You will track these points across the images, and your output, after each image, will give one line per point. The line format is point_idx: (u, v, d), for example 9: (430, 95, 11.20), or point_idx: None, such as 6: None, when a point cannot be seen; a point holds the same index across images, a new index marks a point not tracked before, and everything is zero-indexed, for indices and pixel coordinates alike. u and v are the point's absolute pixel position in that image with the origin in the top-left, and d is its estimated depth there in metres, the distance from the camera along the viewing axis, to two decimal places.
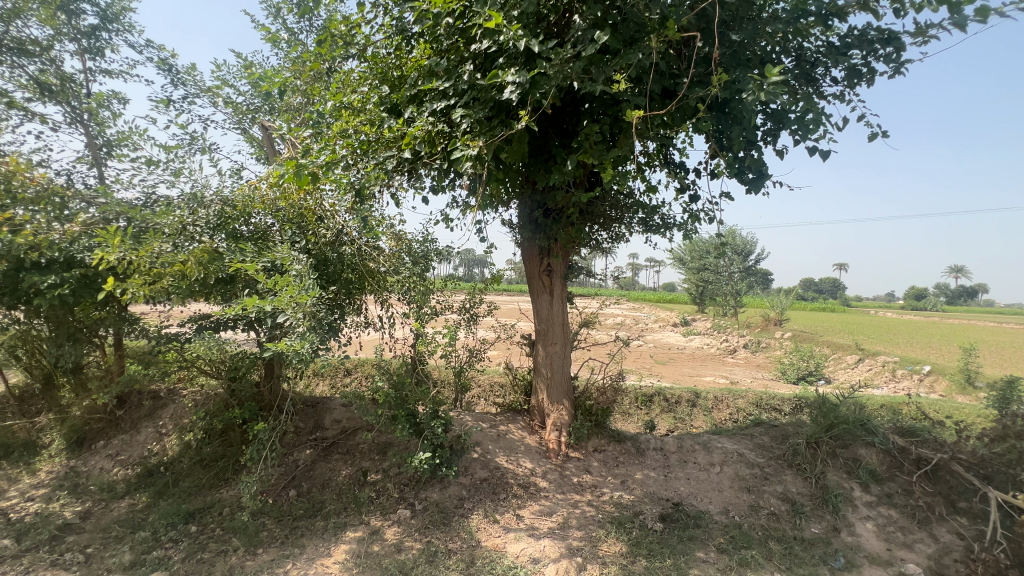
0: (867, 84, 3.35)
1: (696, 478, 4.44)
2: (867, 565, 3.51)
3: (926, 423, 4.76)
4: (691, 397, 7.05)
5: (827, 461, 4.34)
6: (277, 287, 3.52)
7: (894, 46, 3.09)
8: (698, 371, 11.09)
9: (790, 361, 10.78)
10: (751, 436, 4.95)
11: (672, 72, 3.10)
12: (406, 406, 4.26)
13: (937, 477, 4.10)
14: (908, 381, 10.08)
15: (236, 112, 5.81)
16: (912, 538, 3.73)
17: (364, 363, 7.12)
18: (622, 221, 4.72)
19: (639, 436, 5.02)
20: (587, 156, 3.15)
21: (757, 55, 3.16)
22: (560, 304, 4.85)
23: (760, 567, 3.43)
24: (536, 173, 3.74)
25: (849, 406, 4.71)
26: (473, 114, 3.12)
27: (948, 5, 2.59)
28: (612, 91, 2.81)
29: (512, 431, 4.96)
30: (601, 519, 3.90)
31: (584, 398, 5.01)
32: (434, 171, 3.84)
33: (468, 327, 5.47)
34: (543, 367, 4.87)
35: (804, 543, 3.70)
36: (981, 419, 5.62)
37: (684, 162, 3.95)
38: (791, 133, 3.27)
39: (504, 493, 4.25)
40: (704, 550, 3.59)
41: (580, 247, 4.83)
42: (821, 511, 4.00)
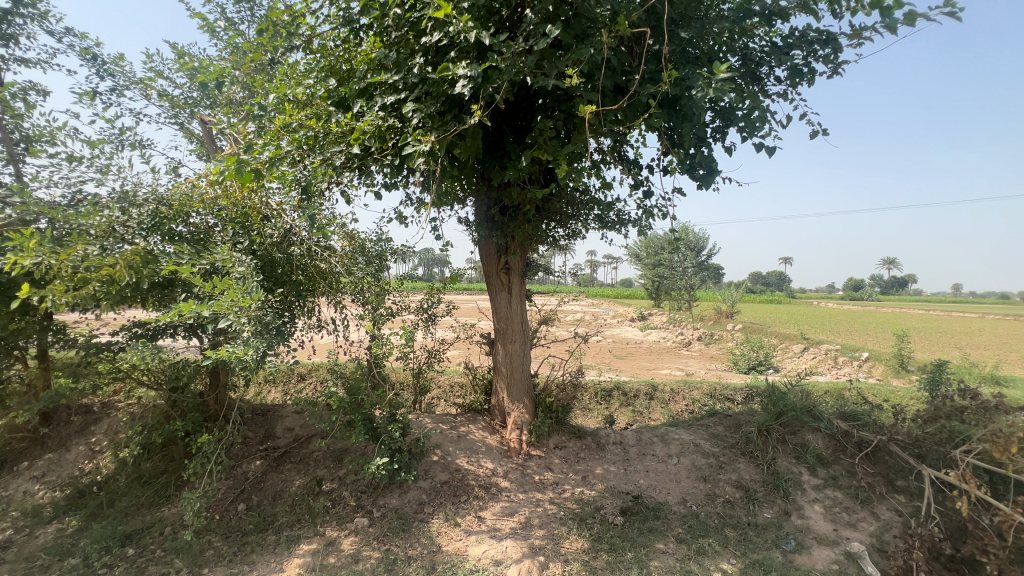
0: (808, 83, 3.49)
1: (654, 470, 4.51)
2: (816, 546, 3.66)
3: (867, 406, 5.02)
4: (649, 390, 7.19)
5: (777, 447, 4.50)
6: (216, 291, 3.31)
7: (831, 48, 3.22)
8: (656, 364, 11.36)
9: (742, 352, 11.20)
10: (707, 426, 5.08)
11: (625, 69, 3.10)
12: (362, 411, 4.14)
13: (877, 458, 4.31)
14: (848, 366, 10.65)
15: (172, 106, 5.46)
16: (856, 517, 3.91)
17: (318, 367, 6.88)
18: (578, 219, 4.72)
19: (599, 431, 5.06)
20: (541, 152, 3.13)
21: (706, 53, 3.22)
22: (519, 301, 4.82)
23: (717, 555, 3.50)
24: (492, 170, 3.69)
25: (796, 393, 4.91)
26: (424, 108, 3.03)
27: (881, 10, 2.76)
28: (565, 86, 2.78)
29: (473, 432, 4.90)
30: (564, 516, 3.89)
31: (545, 395, 5.00)
32: (386, 167, 3.71)
33: (426, 327, 5.36)
34: (502, 365, 4.83)
35: (758, 528, 3.82)
36: (914, 401, 5.99)
37: (637, 159, 3.98)
38: (739, 130, 3.36)
39: (465, 495, 4.17)
40: (663, 541, 3.65)
41: (537, 244, 4.81)
42: (773, 496, 4.14)
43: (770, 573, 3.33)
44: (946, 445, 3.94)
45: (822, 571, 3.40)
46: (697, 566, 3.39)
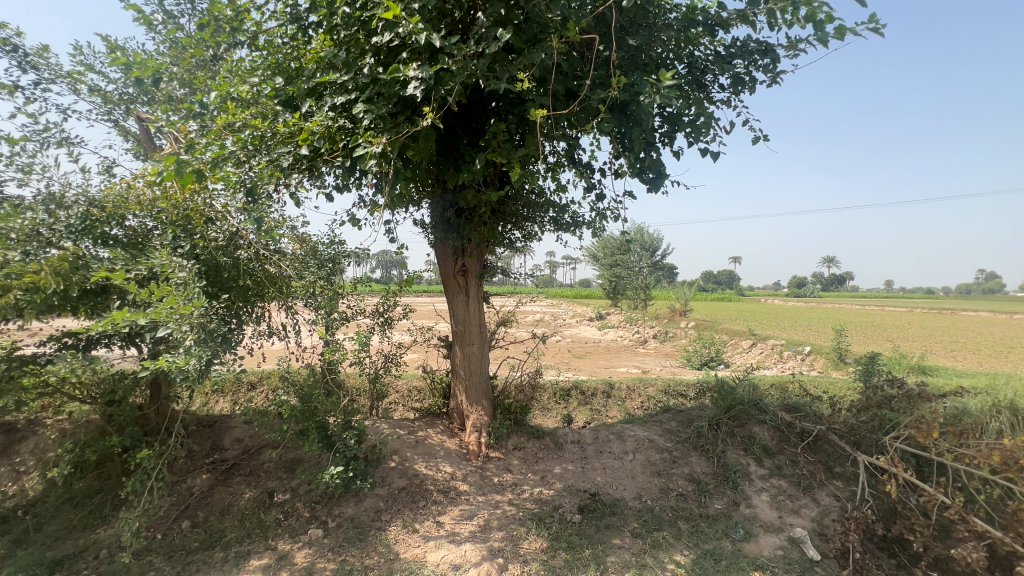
0: (749, 92, 3.65)
1: (611, 467, 4.60)
2: (763, 533, 3.82)
3: (808, 397, 5.29)
4: (606, 388, 7.32)
5: (726, 440, 4.68)
6: (154, 298, 3.14)
7: (770, 58, 3.39)
8: (613, 363, 11.56)
9: (694, 349, 11.58)
10: (661, 422, 5.22)
11: (576, 74, 3.16)
12: (315, 419, 4.03)
13: (818, 446, 4.56)
14: (793, 360, 11.17)
15: (105, 102, 5.13)
16: (799, 504, 4.11)
17: (269, 375, 6.63)
18: (534, 221, 4.76)
19: (557, 431, 5.11)
20: (495, 154, 3.15)
21: (653, 60, 3.33)
22: (476, 304, 4.81)
23: (670, 548, 3.61)
24: (446, 172, 3.67)
25: (744, 387, 5.12)
26: (374, 109, 2.97)
27: (814, 23, 2.94)
28: (516, 90, 2.81)
29: (432, 436, 4.85)
30: (522, 517, 3.91)
31: (503, 397, 5.01)
32: (337, 169, 3.62)
33: (382, 331, 5.26)
34: (460, 368, 4.81)
35: (709, 519, 3.96)
36: (851, 391, 6.35)
37: (590, 162, 4.06)
38: (686, 135, 3.49)
39: (423, 500, 4.12)
40: (620, 536, 3.73)
41: (494, 246, 4.82)
42: (723, 487, 4.30)
43: (720, 562, 3.46)
44: (878, 432, 4.20)
45: (768, 557, 3.56)
46: (652, 559, 3.48)
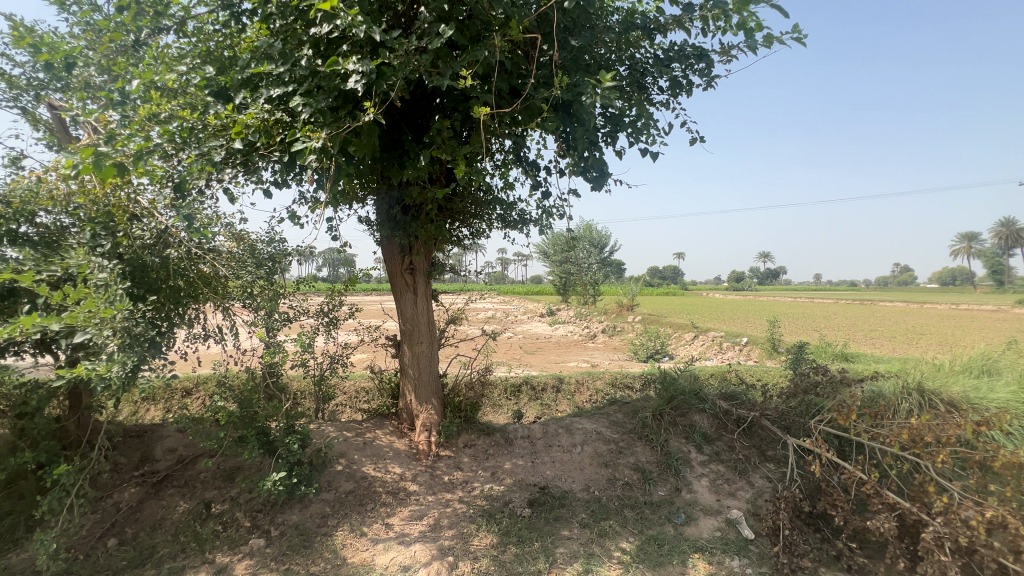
0: (687, 94, 3.80)
1: (560, 460, 4.69)
2: (702, 516, 4.01)
3: (744, 386, 5.59)
4: (556, 383, 7.44)
5: (669, 429, 4.88)
6: (69, 300, 2.91)
7: (705, 62, 3.55)
8: (564, 358, 11.75)
9: (641, 342, 11.95)
10: (608, 414, 5.36)
11: (520, 73, 3.18)
12: (256, 424, 3.87)
13: (753, 432, 4.83)
14: (732, 351, 11.74)
15: (10, 87, 4.68)
16: (735, 486, 4.35)
17: (205, 380, 6.29)
18: (481, 218, 4.75)
19: (508, 427, 5.14)
20: (440, 152, 3.13)
21: (596, 61, 3.40)
22: (425, 302, 4.76)
23: (617, 536, 3.73)
24: (390, 168, 3.59)
25: (685, 378, 5.35)
26: (314, 103, 2.88)
27: (745, 31, 3.10)
28: (460, 88, 2.80)
29: (380, 437, 4.77)
30: (472, 514, 3.91)
31: (453, 395, 5.00)
32: (275, 164, 3.48)
33: (327, 332, 5.11)
34: (409, 368, 4.76)
35: (653, 506, 4.12)
36: (782, 379, 6.77)
37: (536, 160, 4.10)
38: (627, 135, 3.59)
39: (372, 503, 4.05)
40: (568, 528, 3.81)
41: (442, 244, 4.78)
42: (666, 474, 4.48)
43: (663, 546, 3.61)
44: (805, 416, 4.50)
45: (707, 539, 3.74)
46: (599, 548, 3.58)
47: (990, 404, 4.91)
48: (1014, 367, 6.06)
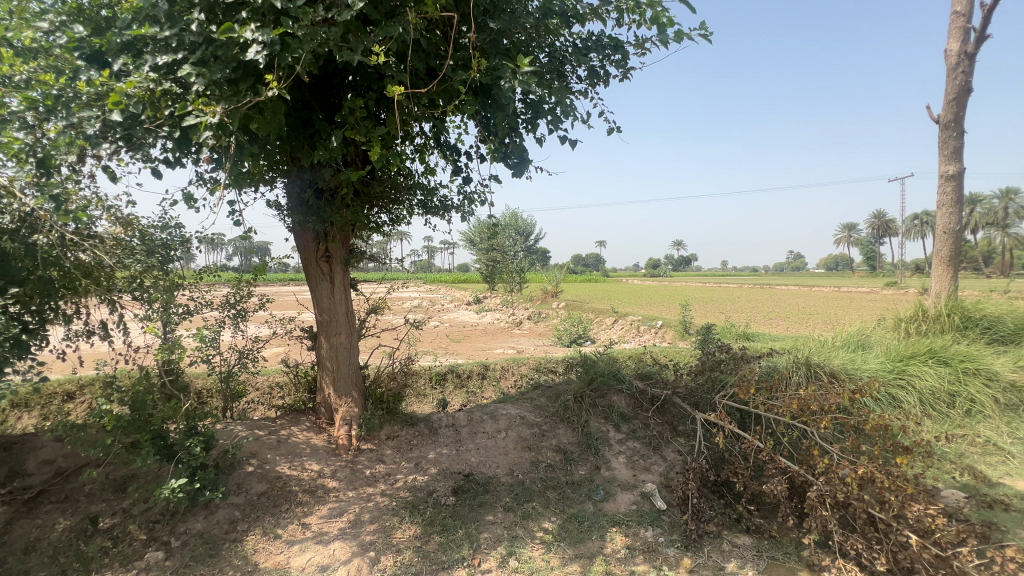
0: (604, 85, 3.89)
1: (484, 447, 4.70)
2: (619, 491, 4.21)
3: (659, 366, 5.91)
4: (481, 370, 7.45)
5: (589, 410, 5.06)
6: None
7: (620, 54, 3.64)
8: (490, 345, 11.82)
9: (564, 327, 12.28)
10: (531, 399, 5.45)
11: (437, 54, 3.08)
12: (150, 428, 3.51)
13: (665, 409, 5.13)
14: (649, 333, 12.38)
15: None
16: (650, 461, 4.60)
17: (91, 382, 5.63)
18: (401, 204, 4.61)
19: (431, 417, 5.08)
20: (353, 132, 2.97)
21: (515, 46, 3.38)
22: (343, 292, 4.55)
23: (539, 516, 3.82)
24: (299, 149, 3.36)
25: (604, 361, 5.56)
26: (207, 73, 2.61)
27: (657, 26, 3.21)
28: (372, 65, 2.65)
29: (296, 434, 4.53)
30: (395, 507, 3.83)
31: (375, 386, 4.85)
32: (164, 140, 3.13)
33: (234, 325, 4.75)
34: (327, 360, 4.55)
35: (573, 485, 4.26)
36: (692, 358, 7.24)
37: (456, 145, 4.03)
38: (546, 123, 3.62)
39: (287, 503, 3.84)
40: (492, 513, 3.84)
41: (360, 230, 4.58)
42: (586, 454, 4.65)
43: (583, 523, 3.75)
44: (711, 392, 4.85)
45: (624, 512, 3.93)
46: (522, 530, 3.65)
47: (862, 374, 5.56)
48: (882, 340, 6.89)
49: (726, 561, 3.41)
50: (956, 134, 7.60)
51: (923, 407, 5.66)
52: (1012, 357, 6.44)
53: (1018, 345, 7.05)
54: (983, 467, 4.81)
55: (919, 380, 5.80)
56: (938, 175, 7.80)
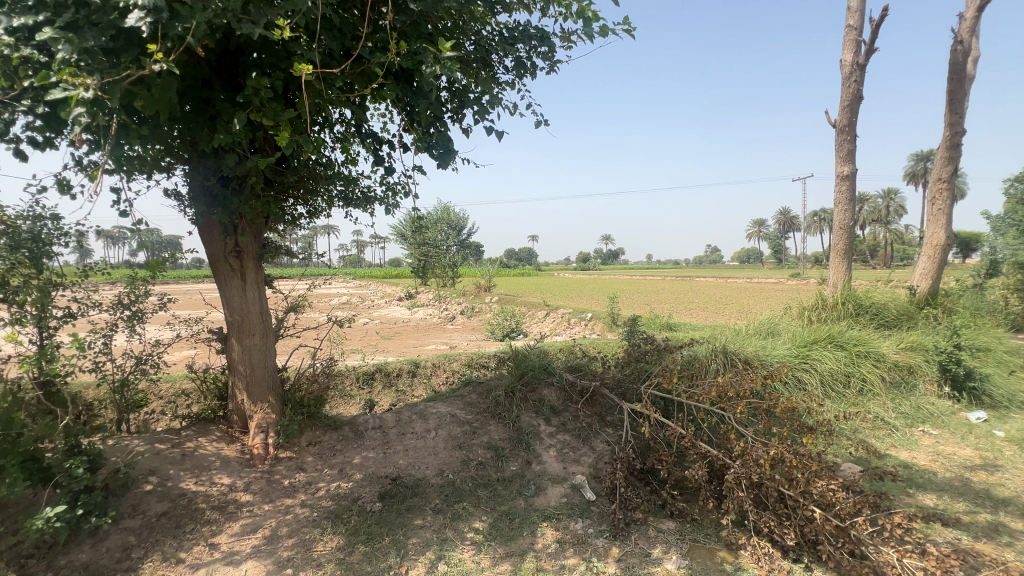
0: (530, 77, 3.83)
1: (413, 448, 4.55)
2: (550, 485, 4.22)
3: (588, 358, 6.00)
4: (411, 367, 7.22)
5: (521, 405, 5.03)
6: None
7: (547, 46, 3.59)
8: (421, 341, 11.55)
9: (497, 322, 12.25)
10: (462, 396, 5.35)
11: (353, 33, 2.87)
12: (20, 450, 3.02)
13: (595, 401, 5.21)
14: (579, 325, 12.64)
15: None
16: (579, 453, 4.65)
17: None
18: (319, 195, 4.33)
19: (357, 419, 4.83)
20: (259, 115, 2.70)
21: (438, 31, 3.23)
22: (255, 289, 4.20)
23: (470, 517, 3.74)
24: (198, 132, 3.03)
25: (534, 355, 5.56)
26: (78, 40, 2.25)
27: (582, 18, 3.19)
28: (277, 40, 2.41)
29: (204, 446, 4.14)
30: (316, 518, 3.60)
31: (294, 390, 4.54)
32: (28, 116, 2.69)
33: (128, 328, 4.24)
34: (238, 364, 4.19)
35: (504, 481, 4.22)
36: (619, 349, 7.43)
37: (377, 133, 3.82)
38: (472, 113, 3.50)
39: (192, 524, 3.49)
40: (421, 516, 3.71)
41: (274, 224, 4.25)
42: (517, 449, 4.62)
43: (514, 520, 3.72)
44: (637, 382, 4.98)
45: (554, 506, 3.94)
46: (452, 532, 3.55)
47: (772, 360, 5.96)
48: (789, 328, 7.43)
49: (652, 547, 3.50)
50: (850, 137, 8.31)
51: (824, 388, 6.16)
52: (896, 340, 7.19)
53: (900, 329, 7.89)
54: (873, 440, 5.32)
55: (820, 363, 6.32)
56: (835, 175, 8.50)
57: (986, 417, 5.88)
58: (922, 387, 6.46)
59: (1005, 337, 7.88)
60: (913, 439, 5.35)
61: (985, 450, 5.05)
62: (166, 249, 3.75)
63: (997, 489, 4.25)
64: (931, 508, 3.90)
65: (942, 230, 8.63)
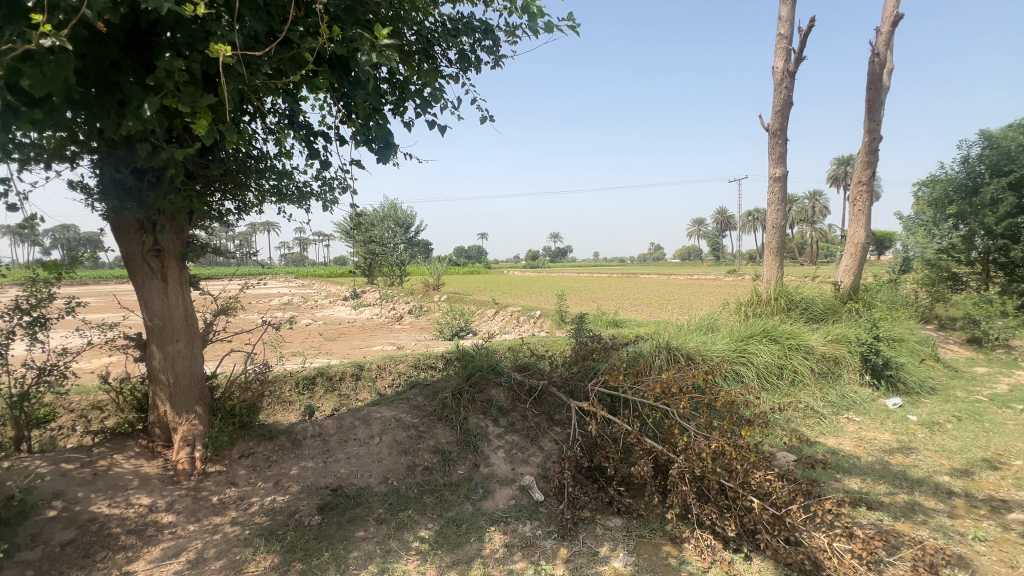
0: (475, 71, 3.73)
1: (355, 455, 4.35)
2: (498, 487, 4.15)
3: (536, 357, 5.98)
4: (354, 370, 6.94)
5: (468, 407, 4.94)
6: None
7: (491, 40, 3.51)
8: (368, 342, 11.20)
9: (446, 321, 12.07)
10: (408, 399, 5.18)
11: (280, 15, 2.66)
12: None
13: (543, 399, 5.19)
14: (528, 323, 12.65)
15: None
16: (528, 453, 4.61)
17: None
18: (249, 190, 4.04)
19: (294, 427, 4.57)
20: (173, 100, 2.44)
21: (376, 17, 3.06)
22: (179, 292, 3.87)
23: (415, 525, 3.62)
24: (103, 118, 2.72)
25: (482, 355, 5.47)
26: None
27: (526, 13, 3.13)
28: (191, 17, 2.18)
29: (120, 464, 3.77)
30: (247, 536, 3.36)
31: (224, 399, 4.22)
32: None
33: (28, 335, 3.78)
34: (160, 372, 3.85)
35: (452, 486, 4.12)
36: (568, 347, 7.48)
37: (312, 125, 3.60)
38: (414, 106, 3.37)
39: (104, 551, 3.16)
40: (363, 528, 3.55)
41: (199, 220, 3.92)
42: (465, 452, 4.52)
43: (461, 526, 3.63)
44: (584, 380, 5.00)
45: (502, 509, 3.88)
46: (396, 542, 3.41)
47: (712, 354, 6.17)
48: (727, 323, 7.74)
49: (599, 545, 3.51)
50: (781, 141, 8.76)
51: (760, 380, 6.45)
52: (823, 333, 7.64)
53: (826, 322, 8.39)
54: (804, 429, 5.62)
55: (756, 357, 6.61)
56: (768, 177, 8.93)
57: (902, 403, 6.35)
58: (846, 376, 6.90)
59: (916, 328, 8.56)
60: (839, 426, 5.69)
61: (901, 434, 5.44)
62: (85, 247, 3.38)
63: (912, 470, 4.58)
64: (856, 492, 4.15)
65: (862, 229, 9.26)
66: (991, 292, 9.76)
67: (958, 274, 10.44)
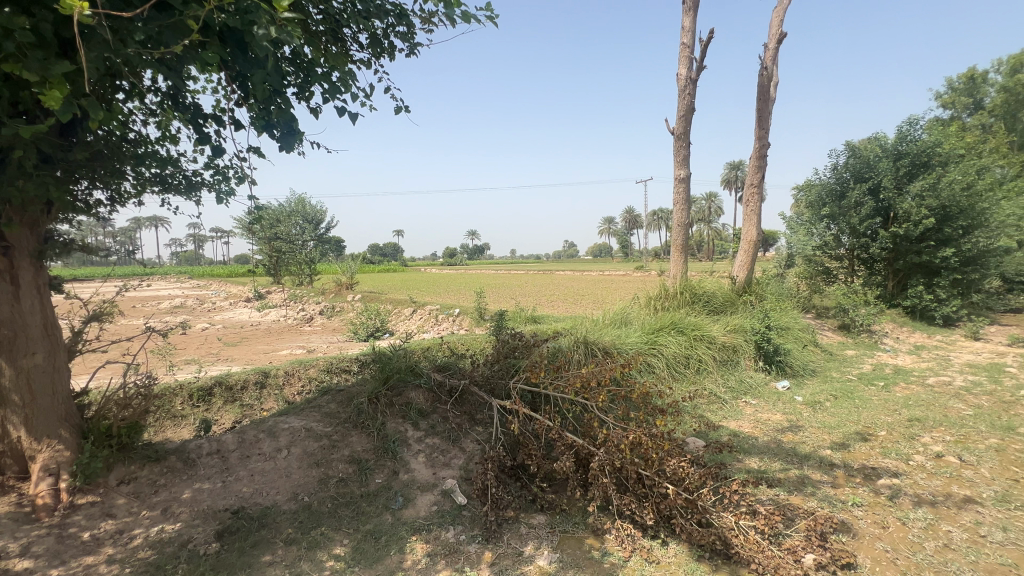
0: (388, 58, 3.54)
1: (260, 472, 3.98)
2: (419, 494, 3.99)
3: (456, 356, 5.85)
4: (258, 377, 6.36)
5: (386, 411, 4.71)
6: None
7: (406, 25, 3.34)
8: (274, 346, 10.41)
9: (360, 321, 11.55)
10: (319, 407, 4.84)
11: None
12: None
13: (464, 399, 5.08)
14: (447, 322, 12.44)
15: None
16: (449, 456, 4.48)
17: None
18: (125, 178, 3.53)
19: (187, 445, 4.08)
20: (15, 66, 2.02)
21: None
22: (34, 296, 3.28)
23: (329, 543, 3.37)
24: None
25: (400, 357, 5.25)
26: None
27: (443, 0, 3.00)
28: None
29: None
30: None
31: (98, 418, 3.66)
32: None
33: None
34: (10, 392, 3.24)
35: (369, 497, 3.91)
36: (487, 345, 7.41)
37: (201, 106, 3.20)
38: (321, 91, 3.11)
39: None
40: (270, 551, 3.24)
41: (58, 212, 3.35)
42: (383, 460, 4.31)
43: (380, 539, 3.43)
44: (505, 377, 4.96)
45: (424, 517, 3.73)
46: (307, 564, 3.15)
47: (626, 348, 6.41)
48: (639, 316, 8.09)
49: (524, 545, 3.48)
50: (685, 144, 9.31)
51: (669, 371, 6.80)
52: (724, 323, 8.23)
53: (725, 314, 9.06)
54: (708, 414, 6.01)
55: (665, 348, 6.97)
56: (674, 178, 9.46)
57: (789, 385, 7.02)
58: (743, 363, 7.49)
59: (799, 317, 9.50)
60: (739, 410, 6.15)
61: (790, 414, 5.99)
62: None
63: (801, 446, 5.05)
64: (756, 471, 4.49)
65: (755, 228, 10.10)
66: (856, 284, 11.10)
67: (830, 268, 11.78)
